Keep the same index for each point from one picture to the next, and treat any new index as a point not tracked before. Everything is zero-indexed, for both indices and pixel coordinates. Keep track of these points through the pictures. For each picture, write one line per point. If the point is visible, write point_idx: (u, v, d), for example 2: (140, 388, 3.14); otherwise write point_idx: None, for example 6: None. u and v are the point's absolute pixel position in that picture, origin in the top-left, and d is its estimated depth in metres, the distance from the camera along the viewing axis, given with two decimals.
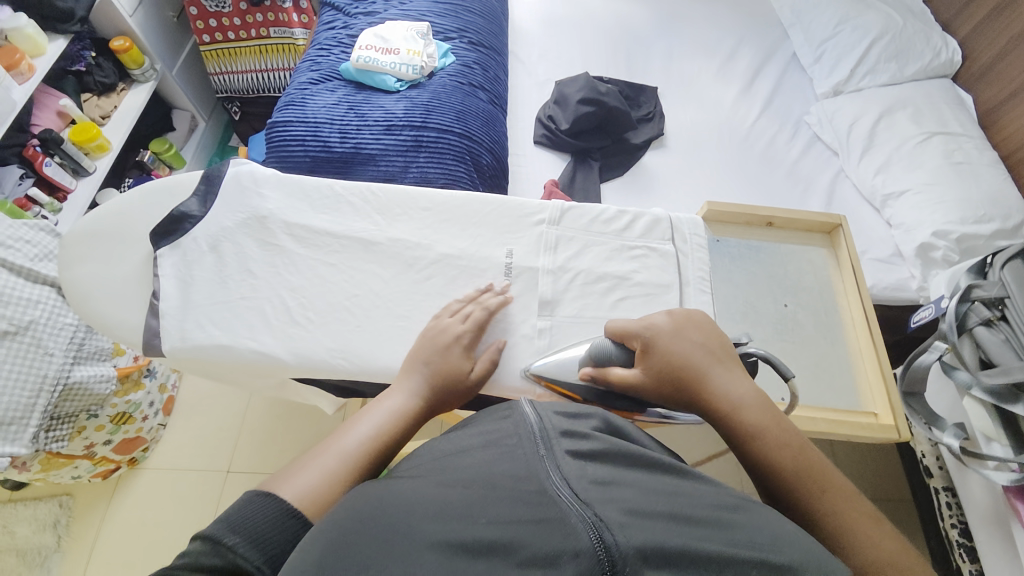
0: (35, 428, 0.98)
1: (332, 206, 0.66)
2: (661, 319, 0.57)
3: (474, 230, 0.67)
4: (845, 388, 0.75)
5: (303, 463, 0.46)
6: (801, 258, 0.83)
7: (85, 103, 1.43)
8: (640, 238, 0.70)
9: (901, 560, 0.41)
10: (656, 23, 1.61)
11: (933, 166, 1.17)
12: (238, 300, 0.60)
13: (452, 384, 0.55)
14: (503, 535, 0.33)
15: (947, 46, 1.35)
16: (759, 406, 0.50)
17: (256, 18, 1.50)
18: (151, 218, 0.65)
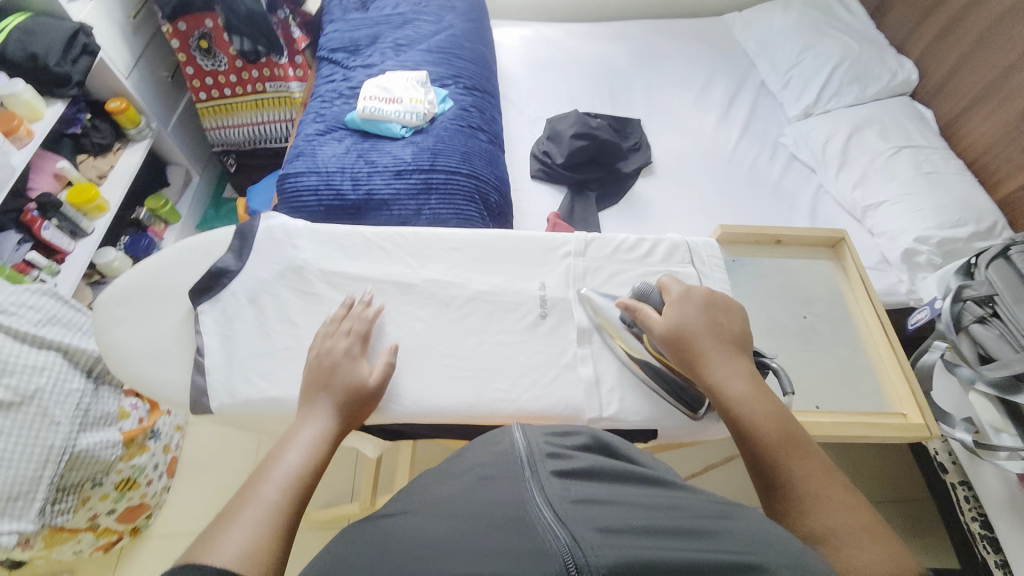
0: (41, 501, 0.93)
1: (364, 252, 0.69)
2: (696, 292, 0.66)
3: (503, 267, 0.70)
4: (867, 390, 0.72)
5: (224, 524, 0.47)
6: (811, 273, 0.81)
7: (80, 163, 1.42)
8: (662, 262, 0.73)
9: (868, 525, 0.48)
10: (634, 60, 1.72)
11: (906, 177, 1.26)
12: (280, 350, 0.60)
13: (353, 398, 0.57)
14: (487, 566, 0.35)
15: (901, 67, 1.48)
16: (755, 385, 0.59)
17: (251, 74, 1.53)
18: (185, 276, 0.67)
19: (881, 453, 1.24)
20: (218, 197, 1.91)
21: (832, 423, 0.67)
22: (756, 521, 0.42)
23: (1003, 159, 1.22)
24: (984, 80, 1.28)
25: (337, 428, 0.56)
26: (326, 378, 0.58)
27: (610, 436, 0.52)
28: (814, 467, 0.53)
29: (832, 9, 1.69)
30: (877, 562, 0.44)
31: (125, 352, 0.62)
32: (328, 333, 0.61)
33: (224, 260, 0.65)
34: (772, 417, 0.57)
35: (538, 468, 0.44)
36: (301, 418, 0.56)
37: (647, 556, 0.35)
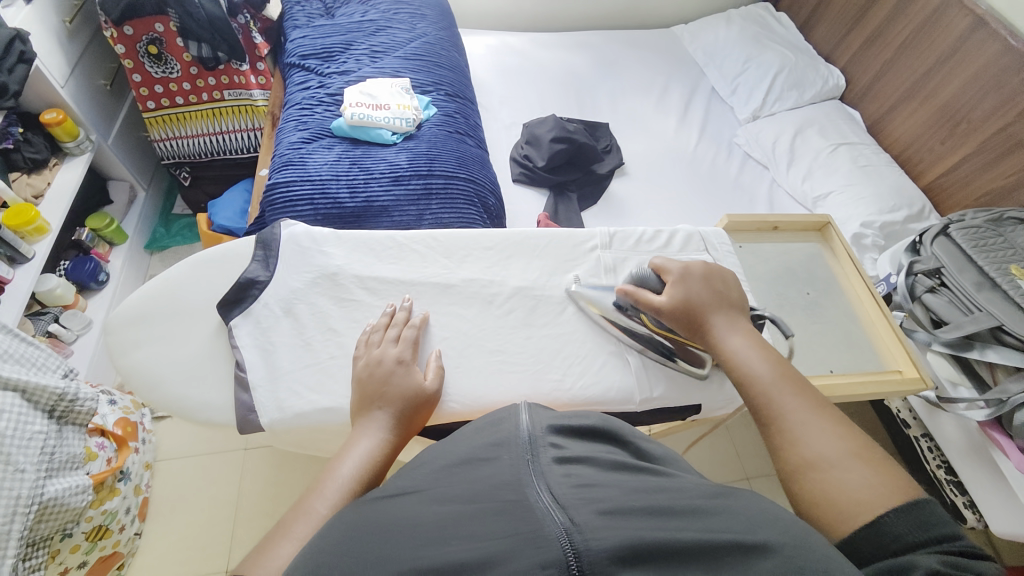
0: (13, 558, 0.82)
1: (396, 254, 0.76)
2: (695, 266, 0.72)
3: (538, 261, 0.78)
4: (867, 353, 0.81)
5: (274, 539, 0.47)
6: (808, 255, 0.90)
7: (12, 182, 1.27)
8: (680, 252, 0.80)
9: (858, 448, 0.53)
10: (596, 68, 1.80)
11: (847, 170, 1.42)
12: (328, 360, 0.67)
13: (413, 402, 0.61)
14: (483, 549, 0.35)
15: (831, 74, 1.69)
16: (750, 339, 0.65)
17: (208, 82, 1.44)
18: (214, 296, 0.73)
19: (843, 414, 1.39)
20: (168, 214, 1.76)
21: (848, 384, 0.75)
22: (753, 500, 0.42)
23: (925, 150, 1.43)
24: (905, 83, 1.49)
25: (393, 439, 0.57)
26: (382, 386, 0.61)
27: (614, 421, 0.54)
28: (806, 401, 0.58)
29: (767, 23, 1.87)
30: (862, 481, 0.50)
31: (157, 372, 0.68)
32: (373, 341, 0.66)
33: (253, 270, 0.72)
34: (768, 363, 0.62)
35: (539, 457, 0.45)
36: (358, 432, 0.57)
37: (645, 537, 0.35)
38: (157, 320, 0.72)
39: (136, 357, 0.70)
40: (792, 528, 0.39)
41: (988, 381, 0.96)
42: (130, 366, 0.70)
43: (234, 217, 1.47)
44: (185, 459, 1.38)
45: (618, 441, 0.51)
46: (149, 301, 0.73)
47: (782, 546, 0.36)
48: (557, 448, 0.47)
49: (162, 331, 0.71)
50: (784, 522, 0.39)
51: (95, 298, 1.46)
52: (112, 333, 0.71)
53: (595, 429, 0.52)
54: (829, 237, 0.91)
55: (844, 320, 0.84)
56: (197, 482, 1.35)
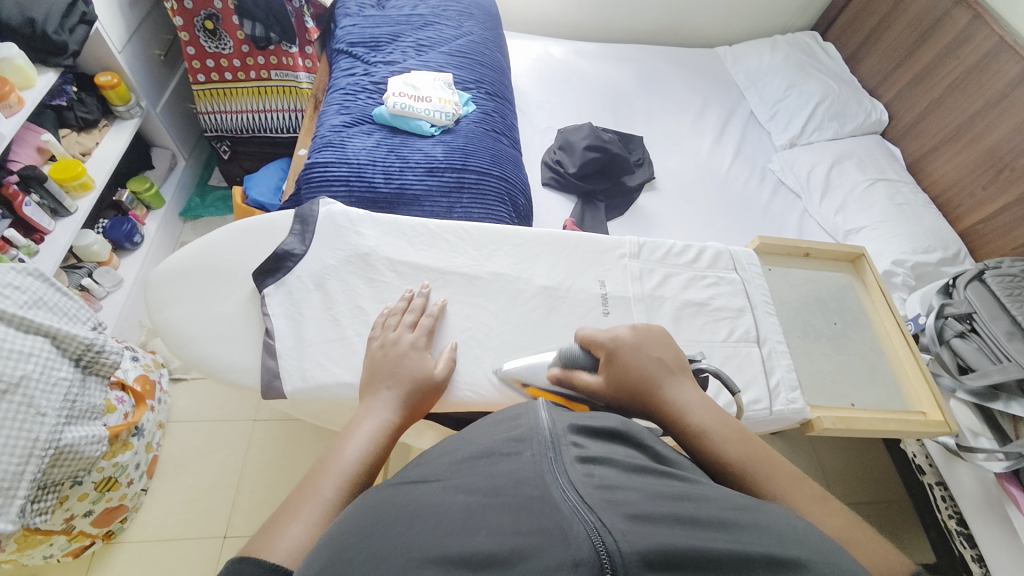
0: (23, 499, 0.87)
1: (429, 242, 0.77)
2: (625, 332, 0.65)
3: (567, 263, 0.78)
4: (891, 391, 0.79)
5: (283, 520, 0.46)
6: (838, 285, 0.88)
7: (63, 139, 1.34)
8: (709, 267, 0.80)
9: (851, 531, 0.49)
10: (637, 83, 1.80)
11: (882, 207, 1.40)
12: (354, 337, 0.68)
13: (420, 386, 0.62)
14: (512, 542, 0.35)
15: (875, 108, 1.66)
16: (705, 411, 0.59)
17: (257, 61, 1.49)
18: (250, 265, 0.75)
19: (851, 454, 1.38)
20: (204, 184, 1.81)
21: (870, 419, 0.73)
22: (784, 516, 0.42)
23: (966, 194, 1.40)
24: (950, 124, 1.46)
25: (397, 419, 0.58)
26: (393, 365, 0.63)
27: (637, 426, 0.52)
28: (788, 480, 0.54)
29: (813, 51, 1.85)
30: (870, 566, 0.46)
31: (192, 331, 0.70)
32: (388, 325, 0.67)
33: (289, 243, 0.74)
34: (732, 441, 0.56)
35: (562, 452, 0.44)
36: (365, 411, 0.58)
37: (675, 545, 0.34)
38: (196, 281, 0.74)
39: (169, 314, 0.72)
40: (826, 549, 0.38)
41: (1010, 434, 0.94)
42: (165, 322, 0.72)
43: (267, 193, 1.50)
44: (196, 424, 1.41)
45: (639, 444, 0.50)
46: (189, 262, 0.75)
47: (813, 564, 0.36)
48: (578, 445, 0.45)
49: (197, 293, 0.74)
50: (818, 543, 0.39)
51: (128, 258, 1.51)
52: (150, 289, 0.74)
53: (615, 432, 0.50)
54: (862, 268, 0.90)
55: (871, 353, 0.82)
56: (206, 448, 1.37)
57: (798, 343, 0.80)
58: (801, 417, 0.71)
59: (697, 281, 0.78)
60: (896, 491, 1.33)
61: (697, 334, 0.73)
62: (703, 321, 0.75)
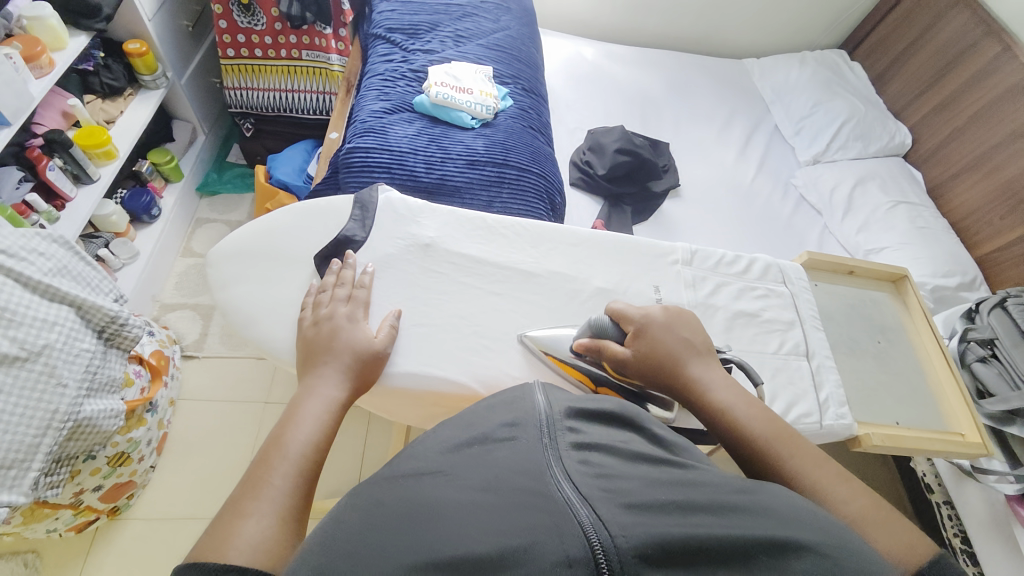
0: (37, 472, 0.85)
1: (487, 235, 0.78)
2: (657, 312, 0.67)
3: (621, 266, 0.78)
4: (930, 411, 0.81)
5: (230, 519, 0.46)
6: (880, 304, 0.89)
7: (87, 104, 1.31)
8: (759, 279, 0.80)
9: (873, 512, 0.50)
10: (666, 90, 1.80)
11: (903, 229, 1.42)
12: (414, 326, 0.69)
13: (364, 358, 0.63)
14: (507, 538, 0.33)
15: (899, 131, 1.68)
16: (730, 390, 0.62)
17: (289, 40, 1.46)
18: (309, 248, 0.75)
19: (858, 469, 1.41)
20: (222, 161, 1.78)
21: (915, 438, 0.75)
22: (780, 496, 0.40)
23: (984, 222, 1.43)
24: (972, 152, 1.49)
25: (343, 395, 0.60)
26: (331, 340, 0.64)
27: (633, 408, 0.52)
28: (813, 458, 0.55)
29: (840, 70, 1.87)
30: (895, 548, 0.47)
31: (253, 311, 0.70)
32: (322, 301, 0.68)
33: (351, 228, 0.75)
34: (760, 419, 0.58)
35: (557, 438, 0.43)
36: (306, 390, 0.59)
37: (670, 535, 0.33)
38: (252, 259, 0.74)
39: (232, 293, 0.72)
40: (822, 527, 0.36)
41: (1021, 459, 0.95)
42: (228, 300, 0.72)
43: (292, 173, 1.48)
44: (208, 403, 1.39)
45: (637, 427, 0.49)
46: (249, 243, 0.76)
47: (814, 546, 0.34)
48: (574, 431, 0.45)
49: (255, 272, 0.74)
50: (815, 521, 0.37)
51: (145, 230, 1.49)
52: (213, 266, 0.74)
53: (612, 415, 0.49)
54: (904, 290, 0.91)
55: (911, 372, 0.84)
56: (217, 428, 1.36)
57: (843, 357, 0.81)
58: (850, 434, 0.72)
59: (748, 293, 0.79)
60: (898, 509, 1.36)
61: (748, 345, 0.74)
62: (755, 331, 0.75)
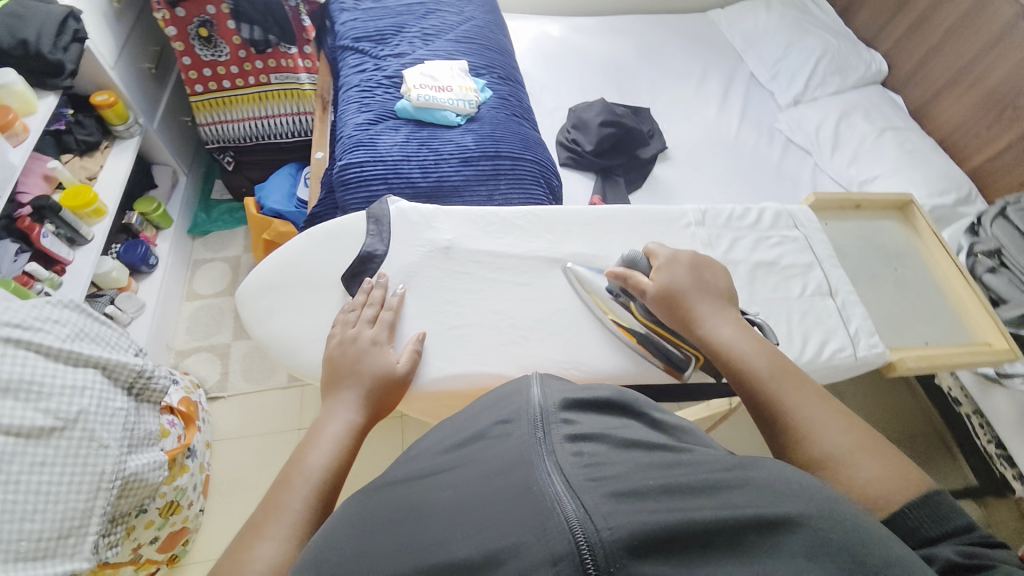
0: (95, 535, 0.84)
1: (504, 230, 0.80)
2: (683, 255, 0.72)
3: (637, 237, 0.80)
4: (955, 326, 0.83)
5: (250, 539, 0.47)
6: (890, 234, 0.91)
7: (66, 164, 1.30)
8: (772, 227, 0.82)
9: (865, 445, 0.53)
10: (639, 56, 1.79)
11: (894, 155, 1.43)
12: (451, 329, 0.72)
13: (382, 380, 0.64)
14: (494, 545, 0.34)
15: (873, 59, 1.68)
16: (740, 327, 0.66)
17: (255, 65, 1.43)
18: (334, 271, 0.77)
19: (883, 395, 1.45)
20: (208, 199, 1.77)
21: (948, 355, 0.77)
22: (776, 469, 0.40)
23: (972, 135, 1.44)
24: (951, 69, 1.50)
25: (361, 419, 0.60)
26: (354, 363, 0.64)
27: (632, 394, 0.52)
28: (811, 394, 0.59)
29: (807, 7, 1.86)
30: (876, 475, 0.51)
31: (293, 341, 0.72)
32: (349, 321, 0.69)
33: (371, 244, 0.76)
34: (763, 357, 0.62)
35: (551, 432, 0.43)
36: (327, 415, 0.60)
37: (658, 523, 0.34)
38: (281, 292, 0.76)
39: (270, 327, 0.74)
40: (816, 498, 0.37)
41: None
42: (266, 334, 0.74)
43: (283, 200, 1.47)
44: (242, 440, 1.40)
45: (635, 413, 0.50)
46: (276, 275, 0.77)
47: (805, 521, 0.35)
48: (570, 422, 0.45)
49: (288, 304, 0.75)
50: (810, 493, 0.38)
51: (146, 281, 1.48)
52: (245, 304, 0.76)
53: (611, 402, 0.50)
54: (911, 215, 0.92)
55: (930, 292, 0.86)
56: (256, 462, 1.37)
57: (864, 290, 0.83)
58: (882, 361, 0.73)
59: (764, 244, 0.80)
60: (926, 427, 1.40)
61: (774, 293, 0.76)
62: (777, 279, 0.77)
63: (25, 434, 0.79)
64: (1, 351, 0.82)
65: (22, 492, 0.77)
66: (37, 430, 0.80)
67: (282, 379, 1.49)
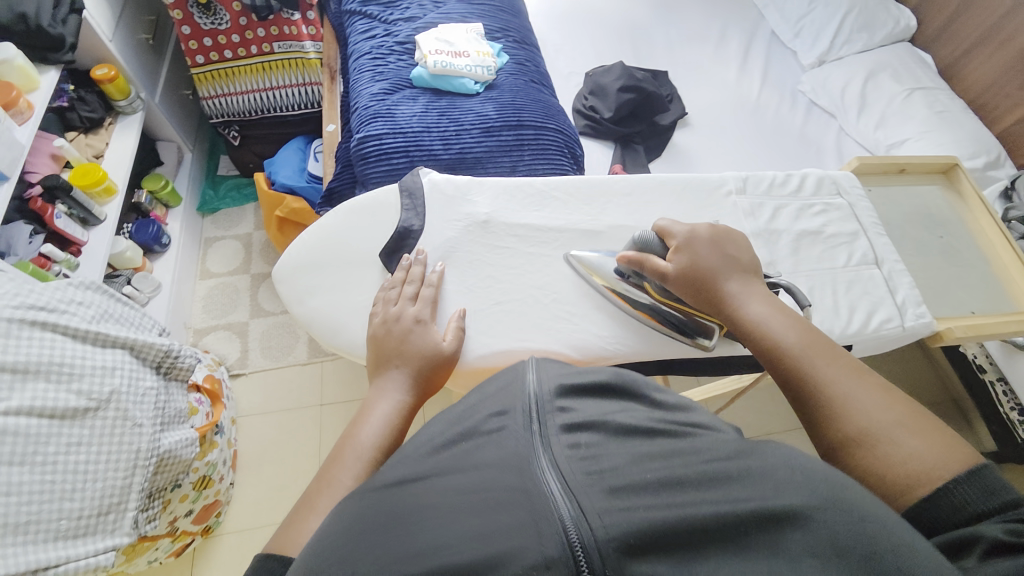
0: (135, 511, 0.84)
1: (541, 203, 0.79)
2: (704, 229, 0.69)
3: (676, 207, 0.78)
4: (999, 296, 0.83)
5: (305, 514, 0.48)
6: (934, 197, 0.93)
7: (72, 142, 1.26)
8: (814, 195, 0.81)
9: (909, 419, 0.51)
10: (656, 15, 1.71)
11: (922, 116, 1.37)
12: (495, 307, 0.72)
13: (430, 359, 0.63)
14: (485, 549, 0.32)
15: (902, 15, 1.60)
16: (765, 302, 0.63)
17: (257, 33, 1.36)
18: (372, 249, 0.77)
19: (901, 363, 1.45)
20: (215, 175, 1.73)
21: (994, 324, 0.77)
22: (780, 455, 0.38)
23: (1003, 96, 1.38)
24: (982, 25, 1.43)
25: (410, 399, 0.60)
26: (401, 343, 0.64)
27: (630, 373, 0.49)
28: (845, 368, 0.56)
29: None
30: (923, 450, 0.48)
31: (335, 320, 0.73)
32: (390, 299, 0.69)
33: (407, 219, 0.76)
34: (796, 332, 0.59)
35: (546, 423, 0.41)
36: (377, 393, 0.59)
37: (652, 521, 0.33)
38: (317, 270, 0.76)
39: (310, 305, 0.75)
40: (821, 485, 0.35)
41: None
42: (308, 313, 0.74)
43: (293, 175, 1.44)
44: (266, 417, 1.42)
45: (636, 395, 0.47)
46: (312, 253, 0.78)
47: (813, 512, 0.33)
48: (565, 410, 0.43)
49: (325, 281, 0.76)
50: (817, 483, 0.35)
51: (160, 260, 1.46)
52: (284, 283, 0.77)
53: (609, 384, 0.47)
54: (956, 179, 0.93)
55: (975, 261, 0.86)
56: (281, 438, 1.39)
57: (911, 259, 0.84)
58: (929, 331, 0.74)
59: (805, 215, 0.79)
60: (942, 395, 1.41)
61: (817, 263, 0.75)
62: (819, 249, 0.76)
63: (59, 415, 0.78)
64: (27, 334, 0.79)
65: (60, 472, 0.76)
66: (71, 411, 0.79)
67: (303, 355, 1.50)
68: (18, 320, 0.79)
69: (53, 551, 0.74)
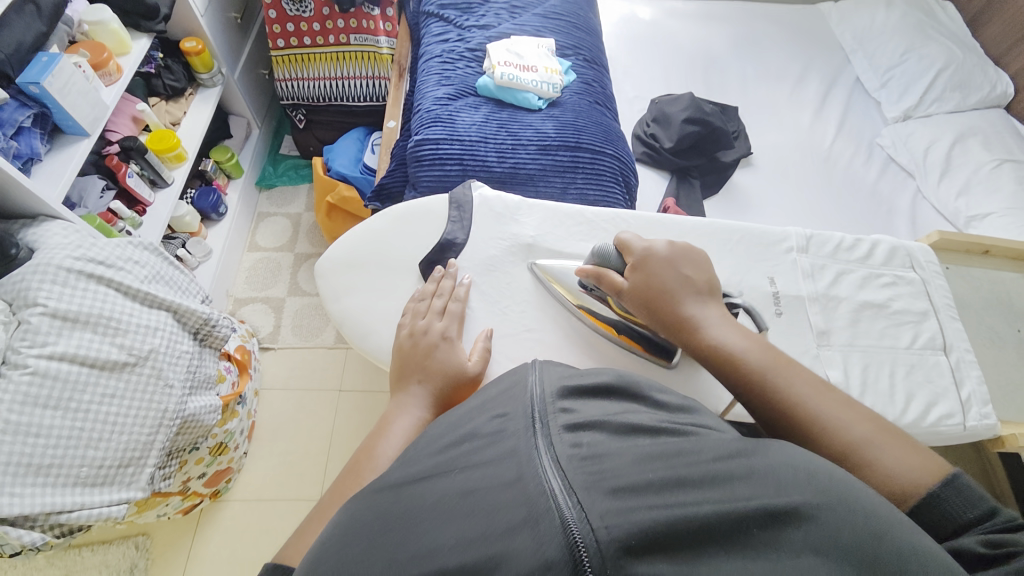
0: (152, 468, 0.87)
1: (587, 232, 0.78)
2: (660, 246, 0.66)
3: (732, 255, 0.74)
4: None
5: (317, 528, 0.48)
6: (1017, 285, 0.85)
7: (153, 107, 1.33)
8: (884, 265, 0.75)
9: (878, 434, 0.51)
10: (734, 48, 1.66)
11: (1011, 191, 1.26)
12: (525, 332, 0.71)
13: (453, 376, 0.62)
14: (482, 548, 0.30)
15: (1000, 80, 1.48)
16: (724, 322, 0.60)
17: (337, 24, 1.43)
18: (414, 255, 0.77)
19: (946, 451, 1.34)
20: (276, 153, 1.80)
21: None
22: (782, 455, 0.36)
23: None
24: None
25: (429, 415, 0.58)
26: (425, 359, 0.63)
27: (634, 377, 0.47)
28: (812, 385, 0.54)
29: (932, 10, 1.67)
30: (896, 463, 0.49)
31: (368, 324, 0.73)
32: (419, 311, 0.69)
33: (452, 232, 0.77)
34: (758, 352, 0.57)
35: (549, 423, 0.38)
36: (398, 408, 0.59)
37: (656, 522, 0.30)
38: (356, 270, 0.77)
39: (346, 303, 0.75)
40: (820, 483, 0.34)
41: None
42: (342, 311, 0.75)
43: (349, 165, 1.47)
44: (286, 394, 1.45)
45: (637, 397, 0.45)
46: (355, 251, 0.79)
47: (815, 511, 0.32)
48: (568, 412, 0.40)
49: (362, 280, 0.77)
50: (821, 482, 0.34)
51: (215, 228, 1.53)
52: (324, 279, 0.78)
53: (611, 388, 0.45)
54: None
55: None
56: (296, 415, 1.42)
57: (984, 348, 0.79)
58: (993, 433, 0.68)
59: (871, 286, 0.73)
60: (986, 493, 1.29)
61: (878, 340, 0.70)
62: (882, 325, 0.71)
63: (99, 365, 0.82)
64: (82, 285, 0.84)
65: (91, 420, 0.80)
66: (111, 363, 0.83)
67: (329, 338, 1.53)
68: (77, 272, 0.84)
69: (72, 496, 0.78)
